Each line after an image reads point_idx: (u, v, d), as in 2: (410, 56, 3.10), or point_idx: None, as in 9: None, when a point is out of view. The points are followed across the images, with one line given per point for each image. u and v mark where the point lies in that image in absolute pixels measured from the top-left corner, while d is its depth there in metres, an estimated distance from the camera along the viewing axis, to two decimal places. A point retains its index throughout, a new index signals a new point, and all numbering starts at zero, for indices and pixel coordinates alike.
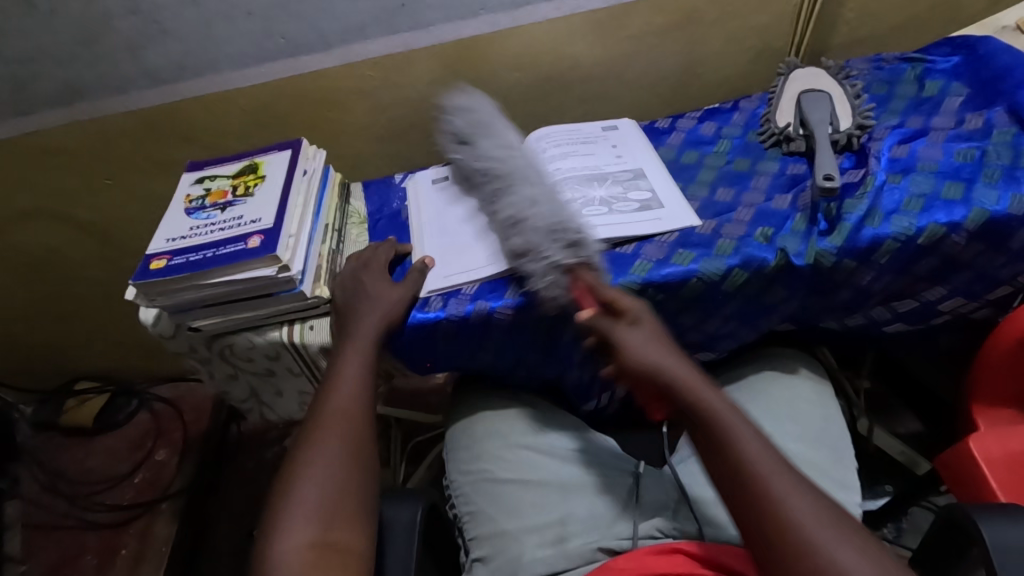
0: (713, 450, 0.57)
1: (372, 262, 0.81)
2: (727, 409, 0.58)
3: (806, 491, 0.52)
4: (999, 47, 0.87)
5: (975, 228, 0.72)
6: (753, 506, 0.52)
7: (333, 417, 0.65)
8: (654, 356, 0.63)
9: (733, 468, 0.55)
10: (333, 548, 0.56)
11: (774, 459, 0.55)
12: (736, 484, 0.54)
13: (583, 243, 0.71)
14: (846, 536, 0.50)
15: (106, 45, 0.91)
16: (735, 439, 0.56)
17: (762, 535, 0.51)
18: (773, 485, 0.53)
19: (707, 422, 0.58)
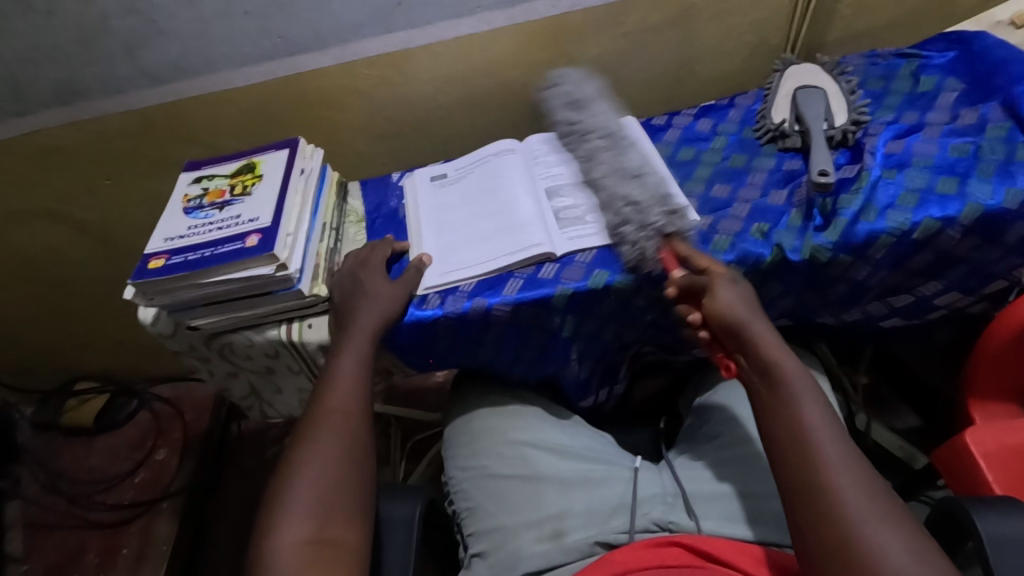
0: (775, 405, 0.60)
1: (369, 259, 0.81)
2: (795, 371, 0.61)
3: (858, 469, 0.54)
4: (993, 41, 0.87)
5: (970, 223, 0.72)
6: (799, 467, 0.55)
7: (329, 415, 0.65)
8: (739, 309, 0.66)
9: (791, 427, 0.58)
10: (330, 543, 0.56)
11: (834, 433, 0.56)
12: (788, 440, 0.57)
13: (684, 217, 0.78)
14: (886, 514, 0.51)
15: (102, 46, 0.92)
16: (800, 402, 0.59)
17: (797, 493, 0.54)
18: (825, 455, 0.55)
19: (777, 378, 0.61)
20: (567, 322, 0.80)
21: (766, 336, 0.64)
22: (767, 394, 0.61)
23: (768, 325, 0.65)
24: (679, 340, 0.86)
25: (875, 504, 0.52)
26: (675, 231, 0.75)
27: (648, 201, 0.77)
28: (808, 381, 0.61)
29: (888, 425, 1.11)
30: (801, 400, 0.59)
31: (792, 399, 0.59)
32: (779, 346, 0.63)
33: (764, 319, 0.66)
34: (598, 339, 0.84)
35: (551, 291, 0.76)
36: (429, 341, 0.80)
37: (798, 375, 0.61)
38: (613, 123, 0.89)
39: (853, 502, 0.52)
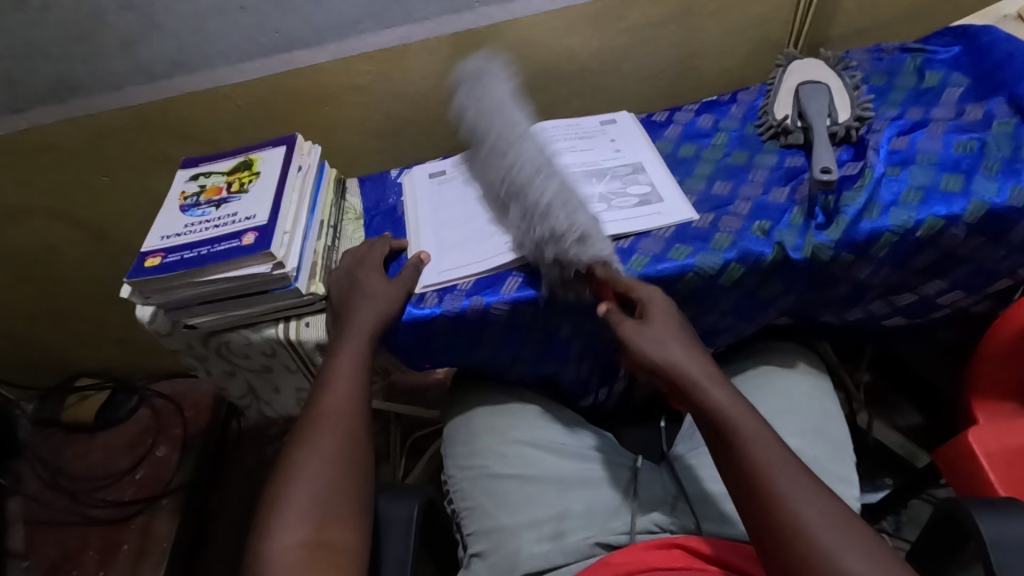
0: (722, 447, 0.59)
1: (367, 257, 0.80)
2: (734, 404, 0.60)
3: (815, 498, 0.53)
4: (999, 36, 0.86)
5: (974, 221, 0.71)
6: (763, 516, 0.54)
7: (326, 416, 0.65)
8: (665, 348, 0.65)
9: (743, 472, 0.56)
10: (327, 546, 0.56)
11: (786, 465, 0.56)
12: (742, 483, 0.56)
13: (593, 239, 0.70)
14: (854, 540, 0.51)
15: (98, 42, 0.91)
16: (750, 442, 0.57)
17: (767, 543, 0.53)
18: (785, 491, 0.54)
19: (716, 417, 0.60)
20: (566, 321, 0.79)
21: (703, 374, 0.63)
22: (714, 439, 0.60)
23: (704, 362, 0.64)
24: None
25: (843, 532, 0.51)
26: (587, 263, 0.69)
27: (539, 240, 0.72)
28: (750, 412, 0.60)
29: (891, 423, 1.11)
30: (748, 441, 0.57)
31: (737, 440, 0.58)
32: (718, 382, 0.62)
33: (696, 353, 0.65)
34: (597, 338, 0.83)
35: (550, 289, 0.75)
36: (427, 340, 0.79)
37: (736, 408, 0.60)
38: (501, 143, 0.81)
39: (821, 537, 0.51)
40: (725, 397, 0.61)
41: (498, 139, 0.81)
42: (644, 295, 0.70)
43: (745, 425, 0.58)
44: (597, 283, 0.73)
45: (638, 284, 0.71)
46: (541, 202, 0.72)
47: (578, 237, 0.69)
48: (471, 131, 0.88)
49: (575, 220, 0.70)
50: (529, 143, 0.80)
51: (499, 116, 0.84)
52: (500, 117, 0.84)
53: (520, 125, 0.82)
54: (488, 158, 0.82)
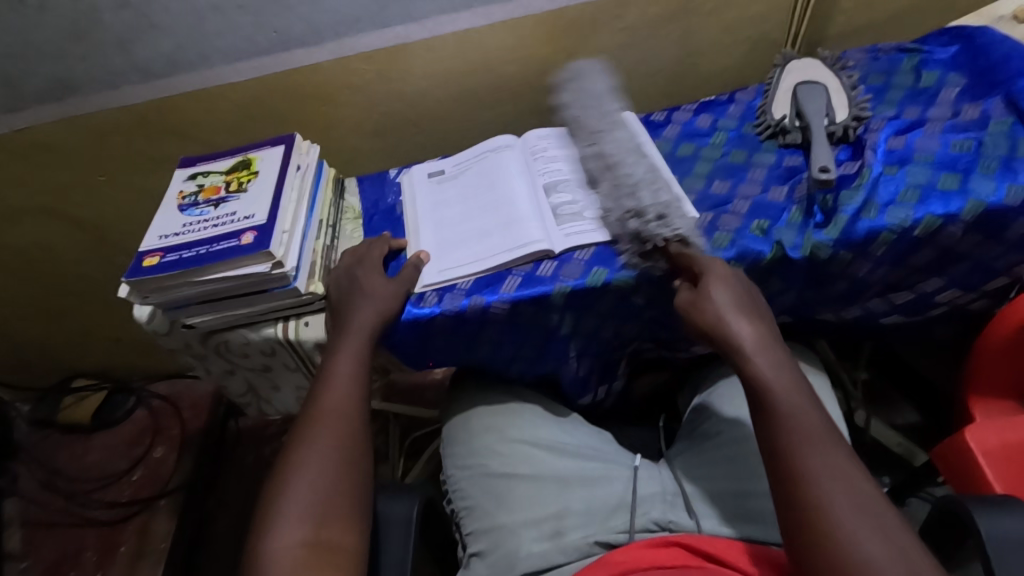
0: (764, 412, 0.60)
1: (367, 257, 0.80)
2: (782, 376, 0.61)
3: (847, 478, 0.54)
4: (996, 36, 0.86)
5: (971, 219, 0.72)
6: (788, 482, 0.55)
7: (326, 416, 0.65)
8: (723, 315, 0.66)
9: (779, 438, 0.57)
10: (326, 545, 0.56)
11: (821, 440, 0.56)
12: (775, 447, 0.57)
13: (671, 218, 0.73)
14: (876, 522, 0.51)
15: (95, 41, 0.91)
16: (793, 412, 0.58)
17: (786, 506, 0.54)
18: (814, 463, 0.55)
19: (763, 384, 0.61)
20: (566, 320, 0.79)
21: (754, 343, 0.64)
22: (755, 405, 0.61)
23: (757, 330, 0.65)
24: (678, 337, 0.86)
25: (861, 512, 0.51)
26: (669, 238, 0.72)
27: (621, 217, 0.76)
28: (799, 388, 0.60)
29: (888, 421, 1.11)
30: (789, 411, 0.58)
31: (778, 408, 0.59)
32: (767, 352, 0.63)
33: (753, 321, 0.66)
34: (596, 337, 0.83)
35: (550, 288, 0.75)
36: (426, 339, 0.79)
37: (784, 380, 0.61)
38: (601, 126, 0.85)
39: (842, 510, 0.52)
40: (771, 367, 0.62)
41: (590, 126, 0.85)
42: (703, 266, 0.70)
43: (790, 396, 0.59)
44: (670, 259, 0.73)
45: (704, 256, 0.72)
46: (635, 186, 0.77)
47: (658, 215, 0.73)
48: (567, 122, 0.90)
49: (656, 200, 0.75)
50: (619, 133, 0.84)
51: (592, 103, 0.87)
52: (594, 104, 0.87)
53: (610, 115, 0.86)
54: (577, 143, 0.86)
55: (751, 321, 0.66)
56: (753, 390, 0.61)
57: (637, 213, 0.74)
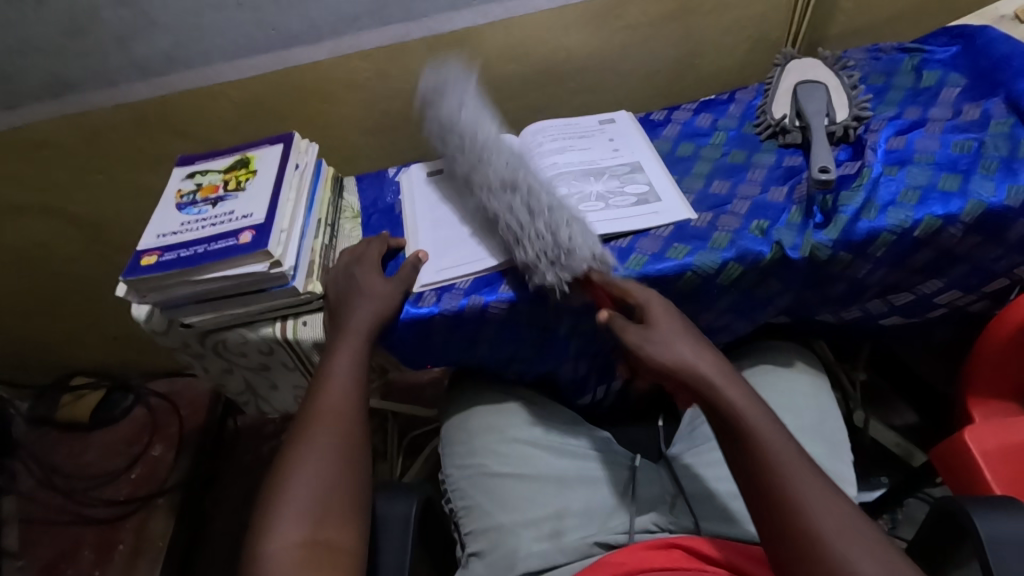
0: (733, 447, 0.59)
1: (364, 255, 0.80)
2: (748, 401, 0.60)
3: (825, 498, 0.54)
4: (997, 36, 0.86)
5: (971, 220, 0.72)
6: (775, 519, 0.54)
7: (323, 415, 0.65)
8: (680, 350, 0.64)
9: (757, 476, 0.56)
10: (325, 546, 0.56)
11: (796, 465, 0.56)
12: (752, 481, 0.56)
13: (577, 246, 0.69)
14: (860, 539, 0.51)
15: (93, 38, 0.90)
16: (761, 439, 0.57)
17: (777, 544, 0.53)
18: (795, 491, 0.54)
19: (730, 414, 0.60)
20: (565, 320, 0.79)
21: (714, 374, 0.62)
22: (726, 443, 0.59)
23: (714, 360, 0.63)
24: None
25: (851, 533, 0.52)
26: (576, 272, 0.69)
27: (527, 251, 0.71)
28: (763, 411, 0.60)
29: (886, 422, 1.11)
30: (762, 443, 0.57)
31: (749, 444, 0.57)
32: (729, 381, 0.62)
33: (706, 351, 0.64)
34: (596, 337, 0.83)
35: (548, 288, 0.75)
36: (426, 338, 0.79)
37: (749, 406, 0.60)
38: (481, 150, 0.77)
39: (830, 538, 0.51)
40: (738, 397, 0.60)
41: (467, 148, 0.78)
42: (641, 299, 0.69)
43: (757, 422, 0.58)
44: (592, 288, 0.72)
45: (635, 287, 0.70)
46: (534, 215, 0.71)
47: (569, 245, 0.69)
48: (441, 140, 0.83)
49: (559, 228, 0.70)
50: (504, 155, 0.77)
51: (455, 121, 0.81)
52: (451, 123, 0.80)
53: (483, 126, 0.80)
54: (463, 162, 0.79)
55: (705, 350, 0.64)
56: (721, 420, 0.60)
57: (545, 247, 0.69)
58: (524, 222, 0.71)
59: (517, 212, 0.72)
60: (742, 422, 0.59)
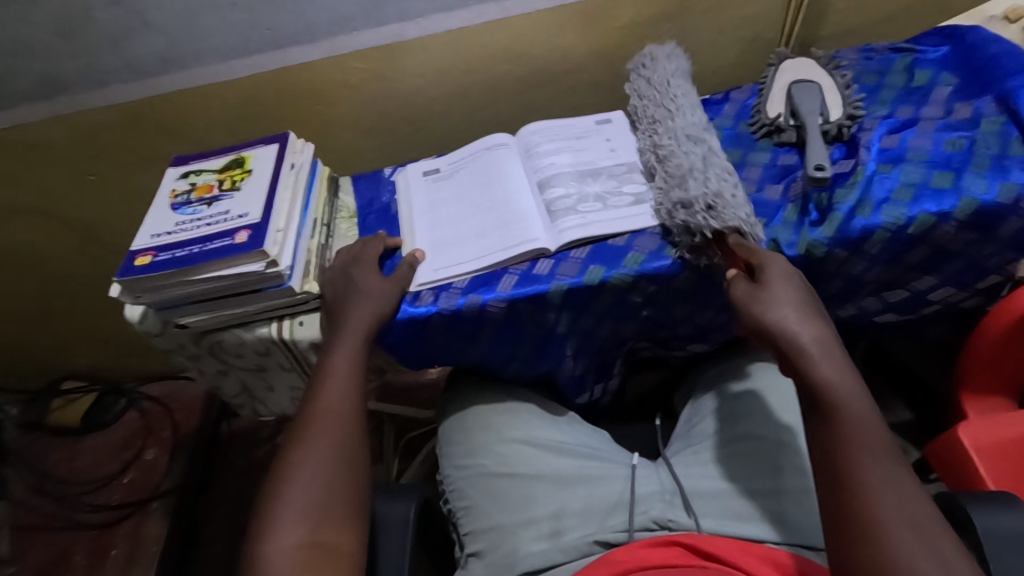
0: (817, 418, 0.57)
1: (362, 253, 0.80)
2: (845, 379, 0.58)
3: (902, 493, 0.51)
4: (987, 36, 0.87)
5: (964, 217, 0.72)
6: (839, 493, 0.53)
7: (321, 416, 0.64)
8: (781, 314, 0.62)
9: (836, 451, 0.55)
10: (323, 547, 0.55)
11: (877, 452, 0.53)
12: (828, 454, 0.55)
13: (722, 205, 0.72)
14: (925, 540, 0.49)
15: (85, 38, 0.89)
16: (848, 418, 0.55)
17: (836, 519, 0.52)
18: (868, 477, 0.52)
19: (820, 388, 0.58)
20: (563, 319, 0.79)
21: (815, 345, 0.60)
22: (812, 413, 0.58)
23: (818, 332, 0.61)
24: (674, 336, 0.86)
25: (917, 528, 0.49)
26: (719, 228, 0.72)
27: (669, 205, 0.76)
28: (860, 396, 0.57)
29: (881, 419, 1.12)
30: (852, 420, 0.55)
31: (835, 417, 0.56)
32: (826, 354, 0.59)
33: (814, 322, 0.62)
34: (594, 336, 0.83)
35: (547, 287, 0.75)
36: (423, 338, 0.79)
37: (845, 385, 0.57)
38: (664, 112, 0.85)
39: (887, 528, 0.49)
40: (836, 372, 0.58)
41: (653, 115, 0.86)
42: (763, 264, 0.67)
43: (850, 402, 0.56)
44: (727, 250, 0.73)
45: (761, 253, 0.69)
46: (688, 172, 0.76)
47: (707, 205, 0.72)
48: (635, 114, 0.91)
49: (704, 188, 0.74)
50: (681, 121, 0.83)
51: (662, 92, 0.88)
52: (654, 98, 0.88)
53: (673, 101, 0.86)
54: (647, 123, 0.87)
55: (812, 320, 0.62)
56: (807, 391, 0.58)
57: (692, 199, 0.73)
58: (688, 176, 0.76)
59: (680, 171, 0.77)
60: (832, 398, 0.57)
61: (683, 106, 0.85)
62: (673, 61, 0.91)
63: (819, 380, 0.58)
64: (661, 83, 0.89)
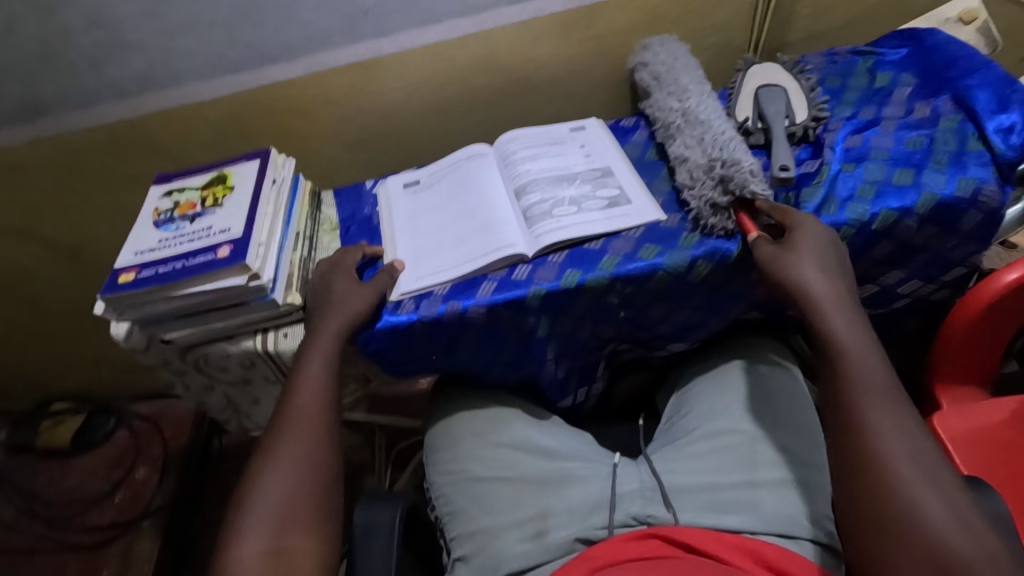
0: (831, 367, 0.62)
1: (343, 262, 0.81)
2: (857, 335, 0.63)
3: (909, 437, 0.55)
4: (943, 38, 0.90)
5: (925, 213, 0.75)
6: (851, 440, 0.57)
7: (293, 420, 0.66)
8: (803, 271, 0.67)
9: (845, 396, 0.60)
10: (289, 551, 0.57)
11: (885, 400, 0.58)
12: (842, 400, 0.60)
13: (761, 175, 0.77)
14: (931, 477, 0.53)
15: (67, 61, 0.91)
16: (858, 368, 0.60)
17: (847, 458, 0.57)
18: (873, 420, 0.57)
19: (834, 342, 0.63)
20: (542, 323, 0.80)
21: (828, 299, 0.65)
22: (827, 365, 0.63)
23: (835, 289, 0.66)
24: (653, 336, 0.88)
25: (922, 467, 0.53)
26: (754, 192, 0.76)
27: (705, 164, 0.80)
28: (873, 350, 0.62)
29: None
30: (856, 369, 0.60)
31: (847, 369, 0.61)
32: (839, 310, 0.64)
33: (832, 279, 0.66)
34: (574, 338, 0.85)
35: (525, 291, 0.76)
36: (404, 346, 0.80)
37: (857, 340, 0.62)
38: (695, 88, 0.92)
39: (895, 466, 0.54)
40: (847, 328, 0.63)
41: (679, 86, 0.93)
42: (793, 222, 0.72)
43: (859, 354, 0.61)
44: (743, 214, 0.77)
45: (786, 213, 0.74)
46: (722, 139, 0.82)
47: (749, 170, 0.77)
48: (649, 83, 0.99)
49: (746, 157, 0.79)
50: (701, 100, 0.90)
51: (684, 72, 0.95)
52: (683, 71, 0.95)
53: (698, 82, 0.94)
54: (663, 100, 0.94)
55: (831, 278, 0.67)
56: (824, 344, 0.63)
57: (727, 164, 0.78)
58: (716, 143, 0.82)
59: (705, 137, 0.84)
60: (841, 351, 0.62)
61: (696, 86, 0.93)
62: (679, 47, 1.00)
63: (834, 335, 0.63)
64: (678, 64, 0.97)
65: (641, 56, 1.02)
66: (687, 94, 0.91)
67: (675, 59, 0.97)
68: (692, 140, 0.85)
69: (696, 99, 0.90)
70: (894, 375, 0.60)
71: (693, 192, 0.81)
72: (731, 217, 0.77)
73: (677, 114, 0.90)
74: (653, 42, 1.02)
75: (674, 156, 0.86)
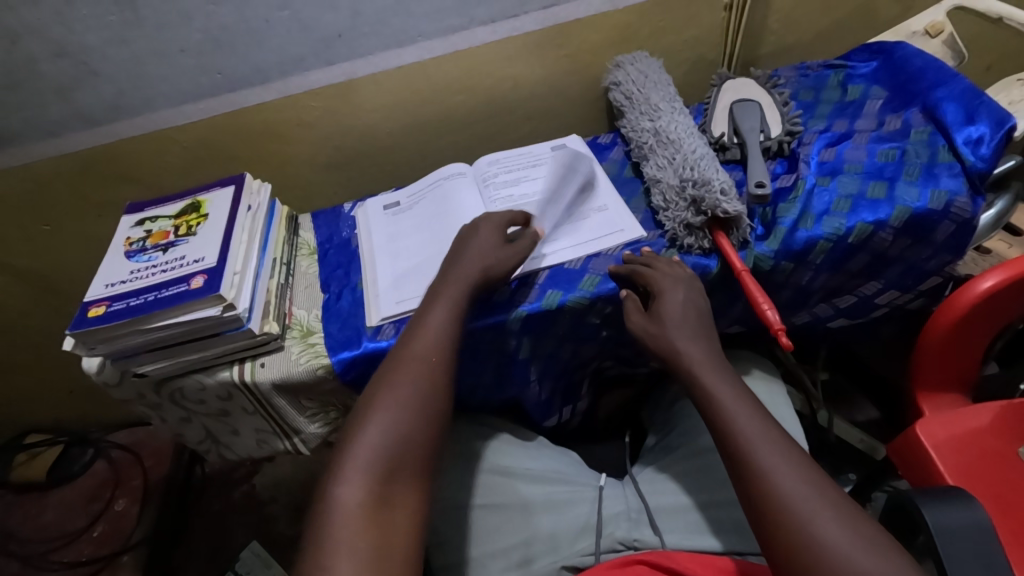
0: (714, 422, 0.62)
1: (501, 216, 0.79)
2: (727, 386, 0.63)
3: (795, 466, 0.56)
4: (911, 50, 0.92)
5: (899, 225, 0.76)
6: (753, 493, 0.56)
7: (406, 355, 0.65)
8: (672, 331, 0.69)
9: (728, 444, 0.59)
10: (386, 502, 0.54)
11: (772, 443, 0.58)
12: (731, 455, 0.59)
13: (734, 195, 0.77)
14: (830, 502, 0.53)
15: (31, 89, 0.89)
16: (731, 417, 0.61)
17: (754, 510, 0.55)
18: (764, 460, 0.56)
19: (709, 395, 0.63)
20: (524, 344, 0.80)
21: (697, 355, 0.67)
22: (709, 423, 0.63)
23: (698, 342, 0.68)
24: (636, 355, 0.88)
25: (822, 499, 0.53)
26: (727, 212, 0.75)
27: (678, 185, 0.80)
28: (745, 396, 0.63)
29: (849, 418, 1.12)
30: (729, 417, 0.61)
31: (729, 423, 0.60)
32: (709, 363, 0.66)
33: (699, 337, 0.68)
34: (557, 359, 0.85)
35: (506, 314, 0.75)
36: None
37: (724, 389, 0.63)
38: (665, 106, 0.93)
39: (795, 497, 0.53)
40: (715, 378, 0.64)
41: (649, 103, 0.94)
42: (661, 269, 0.74)
43: (729, 402, 0.62)
44: (714, 229, 0.78)
45: (652, 261, 0.76)
46: (694, 159, 0.83)
47: (721, 189, 0.77)
48: (621, 98, 1.00)
49: (718, 176, 0.79)
50: (672, 117, 0.91)
51: (654, 88, 0.96)
52: (652, 88, 0.96)
53: (668, 99, 0.95)
54: (635, 117, 0.95)
55: (696, 338, 0.68)
56: (700, 402, 0.64)
57: (699, 184, 0.78)
58: (686, 163, 0.82)
59: (677, 157, 0.84)
60: (716, 404, 0.62)
61: (666, 104, 0.94)
62: (651, 63, 1.01)
63: (707, 390, 0.64)
64: (649, 80, 0.98)
65: (614, 69, 1.03)
66: (658, 112, 0.92)
67: (645, 75, 0.98)
68: (664, 159, 0.85)
69: (666, 117, 0.91)
70: (763, 410, 0.62)
71: (667, 213, 0.81)
72: (706, 236, 0.78)
73: (650, 132, 0.90)
74: (624, 56, 1.04)
75: (648, 176, 0.86)
